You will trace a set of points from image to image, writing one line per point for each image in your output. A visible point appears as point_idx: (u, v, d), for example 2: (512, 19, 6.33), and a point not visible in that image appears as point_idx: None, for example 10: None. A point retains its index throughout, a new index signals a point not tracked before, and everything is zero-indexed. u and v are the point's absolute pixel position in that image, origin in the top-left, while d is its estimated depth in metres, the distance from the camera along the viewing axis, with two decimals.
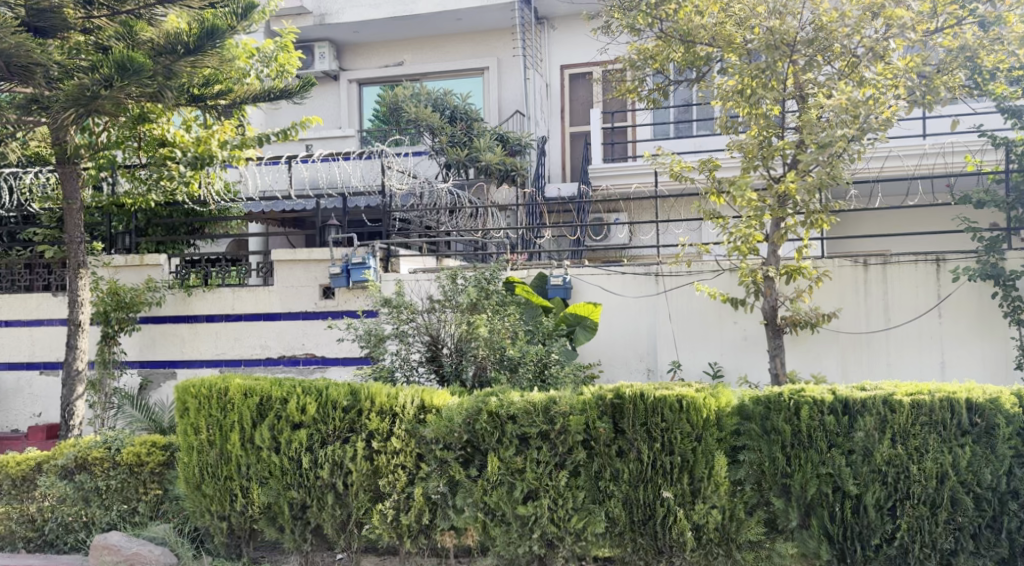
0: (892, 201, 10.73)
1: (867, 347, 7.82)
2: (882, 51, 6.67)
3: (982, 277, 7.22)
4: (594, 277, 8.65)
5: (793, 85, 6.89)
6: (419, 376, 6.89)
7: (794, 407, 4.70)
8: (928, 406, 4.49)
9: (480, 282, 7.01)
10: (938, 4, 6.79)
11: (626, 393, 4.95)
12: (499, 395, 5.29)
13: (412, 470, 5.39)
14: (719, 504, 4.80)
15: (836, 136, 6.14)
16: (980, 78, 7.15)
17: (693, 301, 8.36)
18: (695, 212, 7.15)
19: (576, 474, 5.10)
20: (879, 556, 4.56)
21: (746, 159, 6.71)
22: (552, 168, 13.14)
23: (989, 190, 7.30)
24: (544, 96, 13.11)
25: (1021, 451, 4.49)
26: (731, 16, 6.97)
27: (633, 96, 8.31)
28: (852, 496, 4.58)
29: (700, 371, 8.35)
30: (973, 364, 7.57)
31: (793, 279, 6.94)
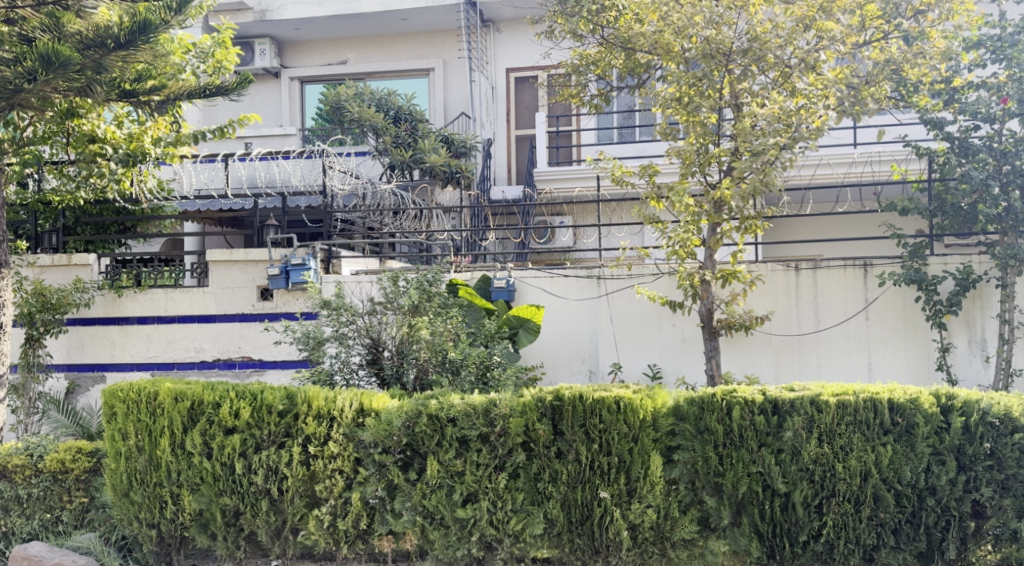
0: (823, 208, 11.08)
1: (798, 349, 8.06)
2: (813, 62, 6.81)
3: (906, 281, 7.54)
4: (537, 279, 8.70)
5: (729, 95, 7.02)
6: (359, 380, 6.82)
7: (727, 407, 4.82)
8: (853, 406, 4.65)
9: (422, 284, 7.00)
10: (867, 17, 7.11)
11: (566, 394, 5.00)
12: (439, 397, 5.27)
13: (349, 474, 5.33)
14: (654, 503, 4.88)
15: (769, 144, 6.36)
16: (905, 90, 7.44)
17: (634, 303, 8.48)
18: (635, 216, 7.22)
19: (515, 476, 5.12)
20: (805, 552, 4.70)
21: (684, 165, 6.86)
22: (498, 170, 13.17)
23: (913, 197, 7.56)
24: (489, 98, 13.10)
25: (939, 450, 4.63)
26: (670, 25, 6.89)
27: (575, 101, 8.39)
28: (781, 494, 4.72)
29: (639, 372, 8.47)
30: (898, 365, 7.87)
31: (728, 283, 7.04)
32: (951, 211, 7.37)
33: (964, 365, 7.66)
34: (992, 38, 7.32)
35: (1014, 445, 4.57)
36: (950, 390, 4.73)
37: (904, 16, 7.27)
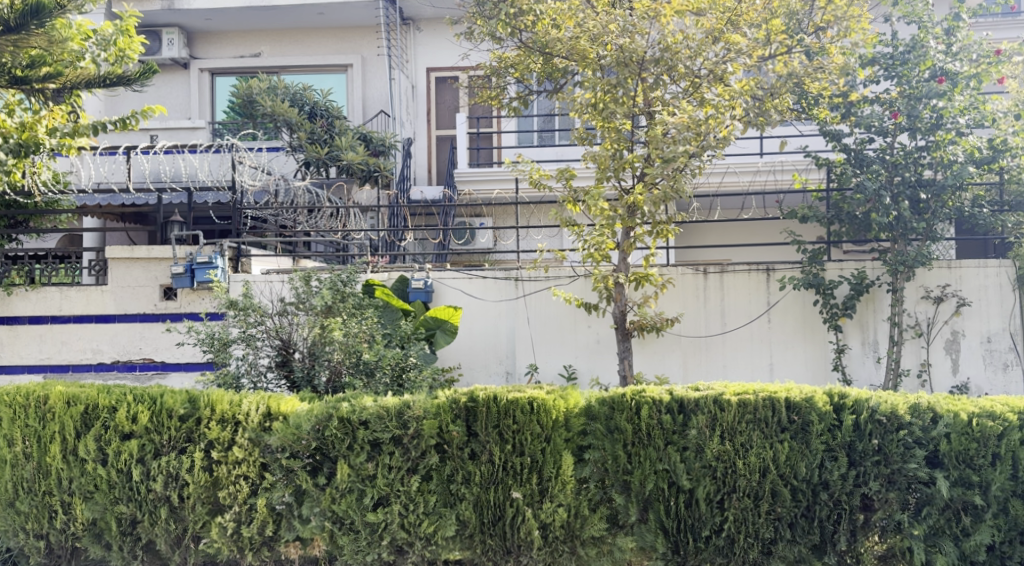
0: (731, 214, 11.48)
1: (706, 350, 8.32)
2: (720, 74, 7.06)
3: (805, 285, 7.89)
4: (455, 280, 8.69)
5: (643, 103, 7.18)
6: (267, 383, 6.62)
7: (636, 406, 4.93)
8: (753, 405, 4.83)
9: (335, 284, 6.91)
10: (772, 32, 7.45)
11: (480, 396, 5.02)
12: (350, 400, 5.19)
13: (255, 480, 5.16)
14: (565, 502, 4.94)
15: (679, 152, 6.55)
16: (806, 103, 7.78)
17: (550, 306, 8.57)
18: (552, 218, 7.32)
19: (428, 478, 5.08)
20: (708, 547, 4.85)
21: (599, 170, 6.96)
22: (417, 170, 13.07)
23: (812, 206, 7.98)
24: (409, 97, 12.96)
25: (831, 446, 4.80)
26: (586, 31, 7.04)
27: (494, 104, 8.41)
28: (686, 491, 4.86)
29: (555, 373, 8.56)
30: (798, 365, 8.22)
31: (641, 285, 7.18)
32: (847, 219, 7.76)
33: (858, 365, 8.08)
34: (885, 56, 7.75)
35: (899, 441, 4.74)
36: (843, 390, 4.91)
37: (807, 32, 7.69)
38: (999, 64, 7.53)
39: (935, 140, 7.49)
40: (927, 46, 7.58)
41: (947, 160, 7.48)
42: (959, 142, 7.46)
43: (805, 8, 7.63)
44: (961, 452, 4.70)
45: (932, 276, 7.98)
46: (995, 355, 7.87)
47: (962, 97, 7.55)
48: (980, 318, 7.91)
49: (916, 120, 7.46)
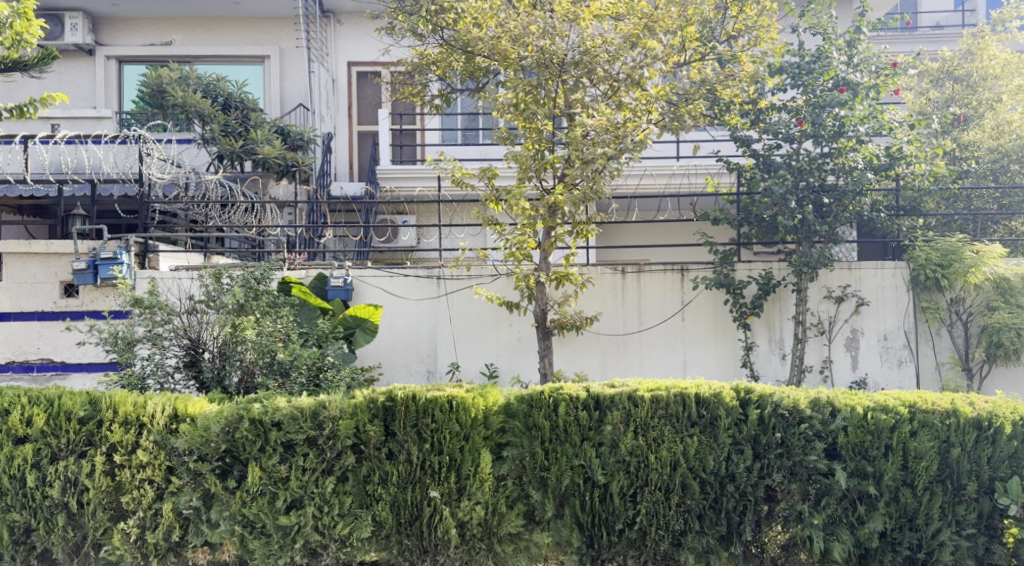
0: (648, 215, 11.74)
1: (623, 349, 8.50)
2: (637, 79, 7.22)
3: (717, 285, 8.18)
4: (376, 278, 8.58)
5: (564, 104, 7.30)
6: (175, 384, 6.42)
7: (554, 403, 4.99)
8: (665, 400, 4.97)
9: (248, 282, 6.64)
10: (686, 39, 7.58)
11: (398, 395, 5.00)
12: (263, 401, 5.07)
13: (161, 484, 4.99)
14: (483, 500, 4.96)
15: (598, 154, 6.70)
16: (719, 109, 8.00)
17: (472, 304, 8.56)
18: (474, 217, 7.29)
19: (343, 479, 5.01)
20: (621, 540, 4.96)
21: (521, 170, 7.01)
22: (339, 166, 12.83)
23: (723, 208, 8.34)
24: (329, 91, 12.71)
25: (737, 439, 4.98)
26: (507, 32, 7.06)
27: (416, 100, 8.26)
28: (600, 485, 4.96)
29: (476, 371, 8.56)
30: (710, 362, 8.49)
31: (561, 285, 7.26)
32: (756, 222, 8.09)
33: (765, 361, 8.40)
34: (792, 65, 8.07)
35: (800, 434, 4.95)
36: (748, 385, 5.10)
37: (719, 40, 7.93)
38: (896, 76, 7.97)
39: (838, 147, 7.88)
40: (830, 57, 7.98)
41: (848, 167, 7.86)
42: (860, 150, 7.83)
43: (718, 17, 7.91)
44: (858, 444, 4.93)
45: (833, 277, 8.38)
46: (891, 352, 8.29)
47: (862, 106, 7.93)
48: (878, 317, 8.34)
49: (819, 128, 7.81)
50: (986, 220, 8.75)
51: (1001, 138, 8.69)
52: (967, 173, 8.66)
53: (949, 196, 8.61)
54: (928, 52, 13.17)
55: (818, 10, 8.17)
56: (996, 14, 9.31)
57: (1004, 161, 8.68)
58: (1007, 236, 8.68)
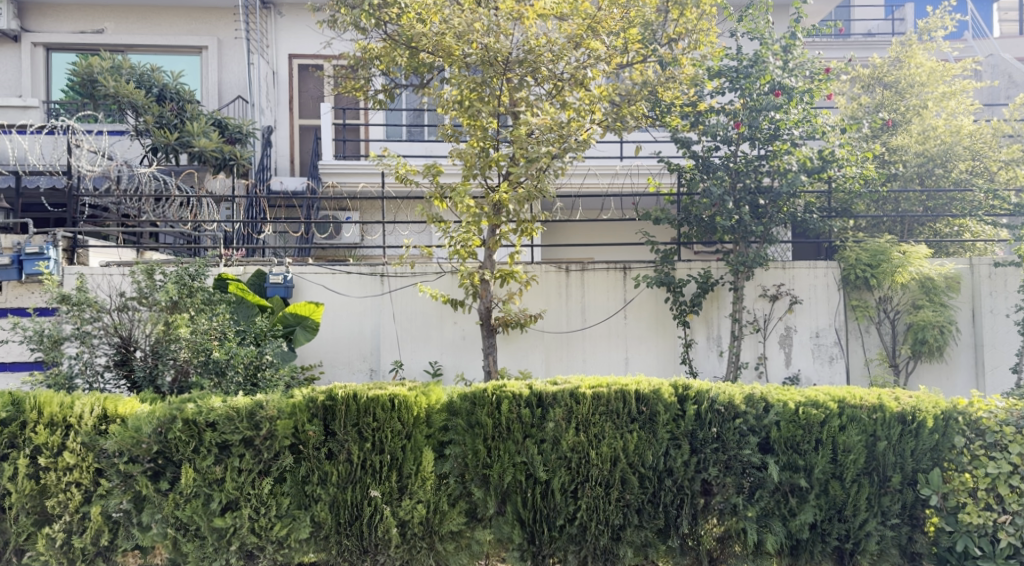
0: (592, 215, 11.85)
1: (567, 346, 8.58)
2: (581, 79, 7.28)
3: (657, 284, 8.32)
4: (317, 276, 8.45)
5: (508, 102, 7.29)
6: (105, 383, 6.24)
7: (497, 401, 5.00)
8: (606, 397, 5.03)
9: (182, 278, 6.48)
10: (629, 41, 7.67)
11: (339, 393, 4.94)
12: (197, 401, 4.95)
13: (88, 487, 4.84)
14: (424, 499, 4.94)
15: (542, 153, 6.72)
16: (660, 110, 8.13)
17: (415, 302, 8.51)
18: (418, 214, 7.22)
19: (281, 480, 4.92)
20: (562, 535, 5.00)
21: (465, 167, 7.02)
22: (280, 160, 12.58)
23: (664, 208, 8.52)
24: (270, 84, 12.45)
25: (675, 435, 5.07)
26: (451, 28, 7.03)
27: (359, 95, 8.17)
28: (542, 482, 4.98)
29: (420, 370, 8.50)
30: (650, 359, 8.62)
31: (506, 282, 7.27)
32: (695, 221, 8.30)
33: (703, 358, 8.58)
34: (731, 69, 8.26)
35: (735, 429, 5.06)
36: (686, 381, 5.20)
37: (660, 42, 8.03)
38: (829, 81, 8.21)
39: (773, 150, 8.08)
40: (767, 62, 8.17)
41: (783, 169, 8.07)
42: (794, 153, 8.04)
43: (659, 20, 8.00)
44: (789, 438, 5.07)
45: (768, 275, 8.62)
46: (823, 349, 8.56)
47: (796, 110, 8.16)
48: (811, 315, 8.60)
49: (756, 131, 8.01)
50: (913, 222, 9.07)
51: (927, 143, 8.89)
52: (895, 176, 8.98)
53: (878, 198, 8.94)
54: (859, 59, 13.63)
55: (755, 16, 8.37)
56: (923, 23, 9.66)
57: (930, 166, 8.88)
58: (932, 238, 9.05)
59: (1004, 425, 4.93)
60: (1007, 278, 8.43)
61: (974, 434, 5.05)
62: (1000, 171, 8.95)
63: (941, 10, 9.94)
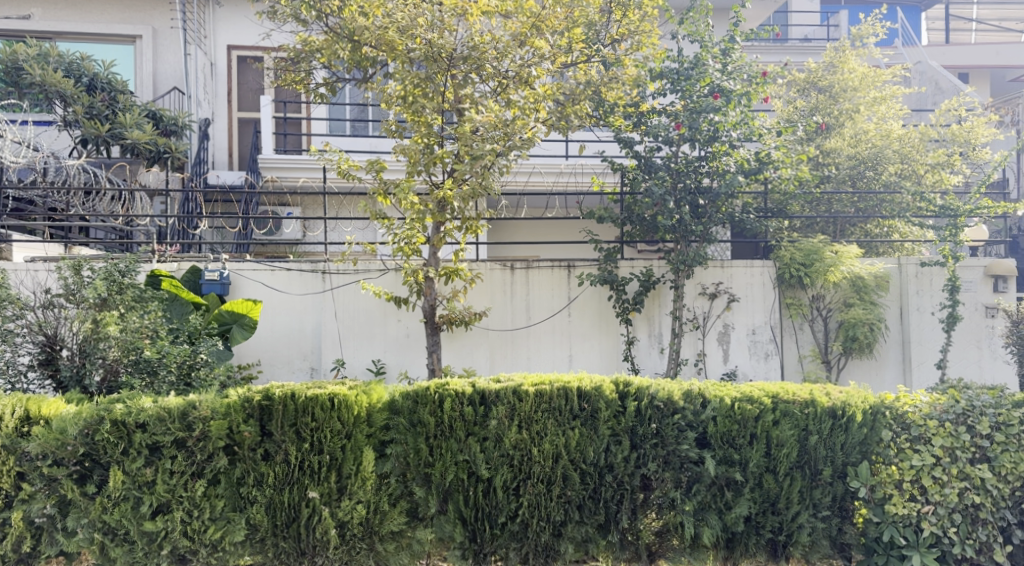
0: (536, 212, 11.91)
1: (511, 344, 8.59)
2: (525, 77, 7.29)
3: (601, 281, 8.41)
4: (255, 272, 8.27)
5: (453, 99, 7.23)
6: (28, 384, 6.02)
7: (440, 399, 4.97)
8: (548, 394, 5.04)
9: (112, 274, 6.27)
10: (573, 40, 7.71)
11: (276, 393, 4.85)
12: (126, 401, 4.80)
13: (10, 492, 4.66)
14: (364, 499, 4.88)
15: (487, 150, 6.69)
16: (604, 110, 8.24)
17: (358, 299, 8.40)
18: (362, 211, 7.11)
19: (215, 482, 4.80)
20: (504, 533, 5.00)
21: (409, 163, 6.98)
22: (217, 154, 12.22)
23: (607, 207, 8.62)
24: (207, 76, 12.12)
25: (616, 431, 5.11)
26: (393, 23, 6.96)
27: (299, 88, 7.99)
28: (484, 480, 4.97)
29: (363, 368, 8.40)
30: (594, 356, 8.70)
31: (451, 280, 7.23)
32: (637, 221, 8.45)
33: (645, 356, 8.70)
34: (672, 71, 8.41)
35: (674, 424, 5.13)
36: (627, 378, 5.25)
37: (604, 43, 8.11)
38: (766, 84, 8.40)
39: (712, 151, 8.22)
40: (706, 64, 8.35)
41: (722, 170, 8.23)
42: (732, 154, 8.23)
43: (602, 20, 8.08)
44: (726, 433, 5.16)
45: (707, 274, 8.78)
46: (759, 345, 8.77)
47: (735, 112, 8.32)
48: (749, 313, 8.79)
49: (696, 132, 8.14)
50: (845, 222, 9.37)
51: (859, 146, 9.27)
52: (828, 178, 9.21)
53: (812, 199, 9.23)
54: (795, 63, 14.02)
55: (695, 19, 8.50)
56: (856, 30, 9.96)
57: (861, 168, 9.22)
58: (863, 238, 9.34)
59: (928, 419, 5.13)
60: (933, 278, 8.75)
61: (900, 428, 5.22)
62: (927, 173, 9.29)
63: (872, 17, 10.26)
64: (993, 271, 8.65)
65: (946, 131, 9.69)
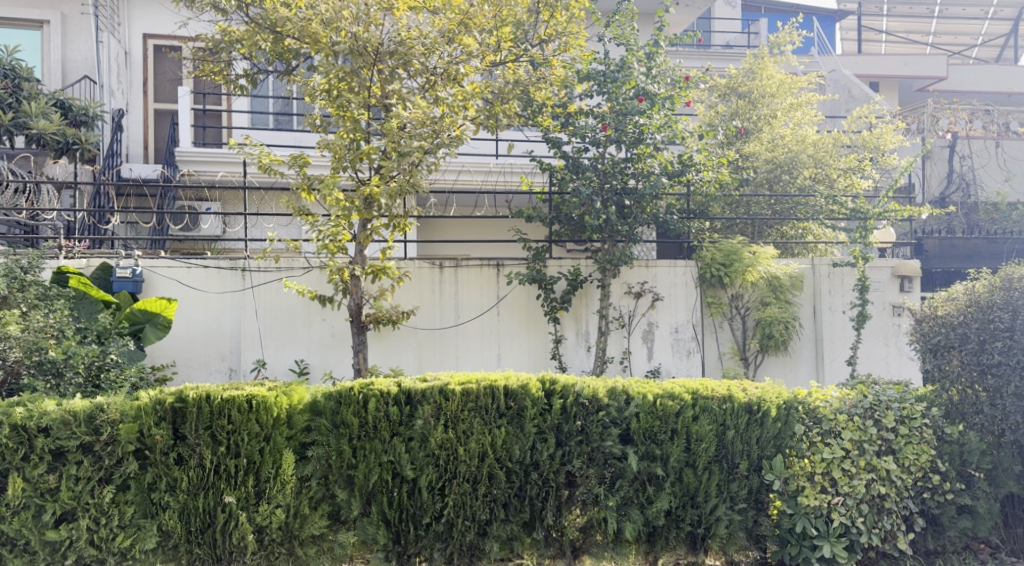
0: (465, 210, 11.88)
1: (440, 342, 8.54)
2: (453, 75, 7.25)
3: (529, 280, 8.46)
4: (170, 270, 7.98)
5: (380, 94, 7.16)
6: None
7: (364, 400, 4.90)
8: (475, 393, 5.03)
9: (12, 272, 6.16)
10: (502, 39, 7.72)
11: (190, 396, 4.69)
12: (28, 404, 4.56)
13: None
14: (284, 503, 4.76)
15: (415, 147, 6.61)
16: (533, 110, 8.24)
17: (281, 298, 8.21)
18: (284, 206, 6.93)
19: (125, 488, 4.62)
20: (428, 534, 4.96)
21: (334, 159, 6.85)
22: (132, 146, 11.79)
23: (536, 207, 8.66)
24: (121, 64, 11.64)
25: (542, 429, 5.13)
26: (317, 15, 6.85)
27: (219, 79, 7.73)
28: (409, 480, 4.92)
29: (285, 368, 8.20)
30: (522, 354, 8.73)
31: (377, 278, 7.12)
32: (564, 220, 8.53)
33: (572, 354, 8.79)
34: (598, 73, 8.51)
35: (599, 421, 5.19)
36: (553, 376, 5.28)
37: (532, 43, 8.13)
38: (688, 89, 8.61)
39: (637, 153, 8.36)
40: (631, 68, 8.50)
41: (647, 172, 8.39)
42: (656, 156, 8.38)
43: (531, 20, 8.11)
44: (648, 429, 5.26)
45: (632, 273, 8.91)
46: (682, 343, 8.96)
47: (659, 115, 8.48)
48: (672, 311, 8.98)
49: (622, 134, 8.27)
50: (762, 224, 9.68)
51: (776, 151, 9.58)
52: (747, 182, 9.54)
53: (732, 202, 9.49)
54: (716, 68, 14.44)
55: (621, 22, 8.69)
56: (774, 38, 10.30)
57: (777, 172, 9.55)
58: (780, 239, 9.67)
59: (837, 414, 5.38)
60: (844, 277, 9.14)
61: (812, 422, 5.42)
62: (839, 178, 9.68)
63: (790, 26, 10.62)
64: (900, 271, 9.06)
65: (857, 138, 10.17)
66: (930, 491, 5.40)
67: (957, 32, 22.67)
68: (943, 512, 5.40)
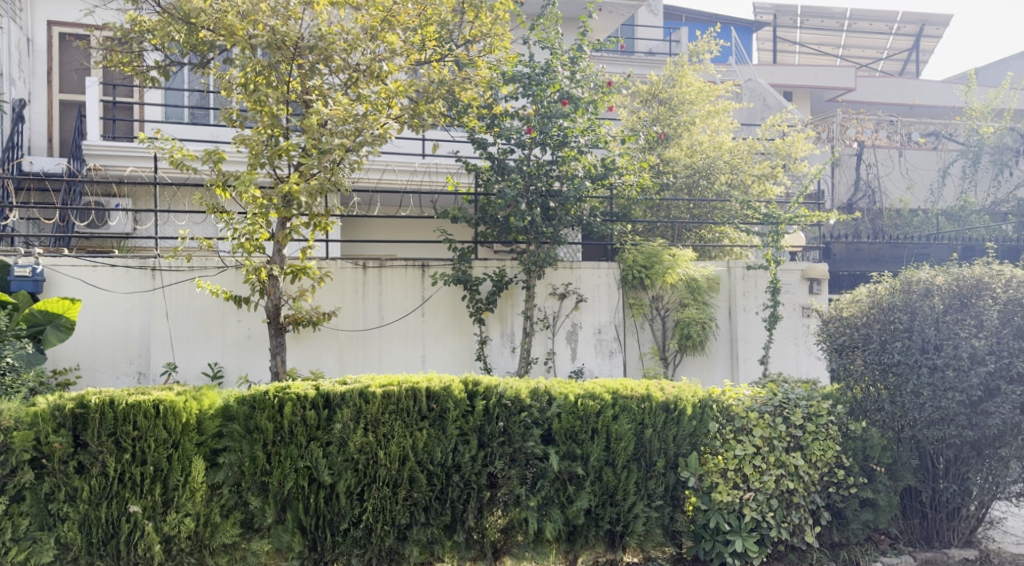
0: (389, 210, 11.78)
1: (362, 343, 8.40)
2: (377, 72, 7.16)
3: (454, 281, 8.43)
4: (74, 269, 7.61)
5: (300, 90, 7.01)
6: None
7: (280, 403, 4.77)
8: (396, 396, 4.96)
9: None
10: (427, 38, 7.73)
11: (92, 401, 4.48)
12: None
13: None
14: (193, 511, 4.60)
15: (337, 145, 6.52)
16: (458, 111, 8.09)
17: (195, 299, 7.94)
18: (197, 203, 6.65)
19: (20, 499, 4.38)
20: (346, 540, 4.87)
21: (251, 155, 6.65)
22: (34, 138, 11.22)
23: (461, 208, 8.65)
24: (23, 52, 11.02)
25: (464, 430, 5.10)
26: (233, 7, 6.59)
27: (128, 70, 7.41)
28: (326, 486, 4.82)
29: (199, 372, 7.94)
30: (446, 356, 8.69)
31: (297, 278, 6.88)
32: (491, 221, 8.54)
33: (497, 355, 8.81)
34: (524, 76, 8.55)
35: (521, 421, 5.19)
36: (476, 377, 5.26)
37: (457, 42, 8.14)
38: (610, 94, 8.72)
39: (562, 156, 8.46)
40: (556, 71, 8.58)
41: (571, 174, 8.50)
42: (580, 159, 8.50)
43: (456, 20, 8.08)
44: (569, 429, 5.30)
45: (557, 274, 8.99)
46: (604, 343, 9.08)
47: (583, 119, 8.60)
48: (596, 312, 9.10)
49: (546, 136, 8.34)
50: (681, 227, 9.92)
51: (694, 157, 9.90)
52: (667, 186, 9.73)
53: (653, 205, 9.69)
54: (638, 75, 14.74)
55: (546, 26, 8.78)
56: (693, 46, 10.59)
57: (696, 178, 9.83)
58: (698, 242, 9.95)
59: (749, 412, 5.56)
60: (758, 280, 9.48)
61: (726, 420, 5.58)
62: (753, 184, 10.03)
63: (708, 35, 10.95)
64: (809, 274, 9.43)
65: (771, 145, 10.52)
66: (835, 485, 5.61)
67: (864, 46, 23.76)
68: (847, 506, 5.63)
